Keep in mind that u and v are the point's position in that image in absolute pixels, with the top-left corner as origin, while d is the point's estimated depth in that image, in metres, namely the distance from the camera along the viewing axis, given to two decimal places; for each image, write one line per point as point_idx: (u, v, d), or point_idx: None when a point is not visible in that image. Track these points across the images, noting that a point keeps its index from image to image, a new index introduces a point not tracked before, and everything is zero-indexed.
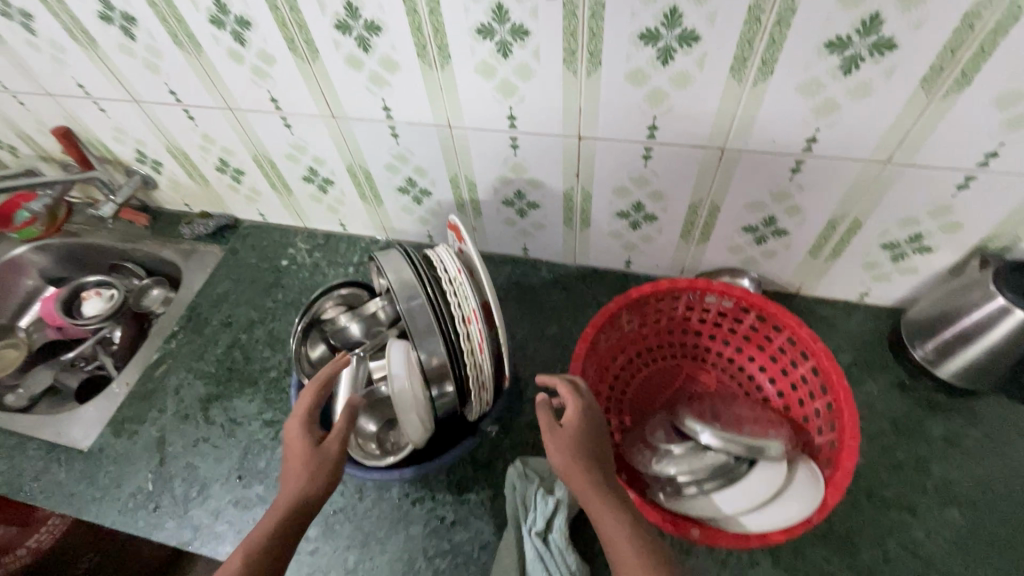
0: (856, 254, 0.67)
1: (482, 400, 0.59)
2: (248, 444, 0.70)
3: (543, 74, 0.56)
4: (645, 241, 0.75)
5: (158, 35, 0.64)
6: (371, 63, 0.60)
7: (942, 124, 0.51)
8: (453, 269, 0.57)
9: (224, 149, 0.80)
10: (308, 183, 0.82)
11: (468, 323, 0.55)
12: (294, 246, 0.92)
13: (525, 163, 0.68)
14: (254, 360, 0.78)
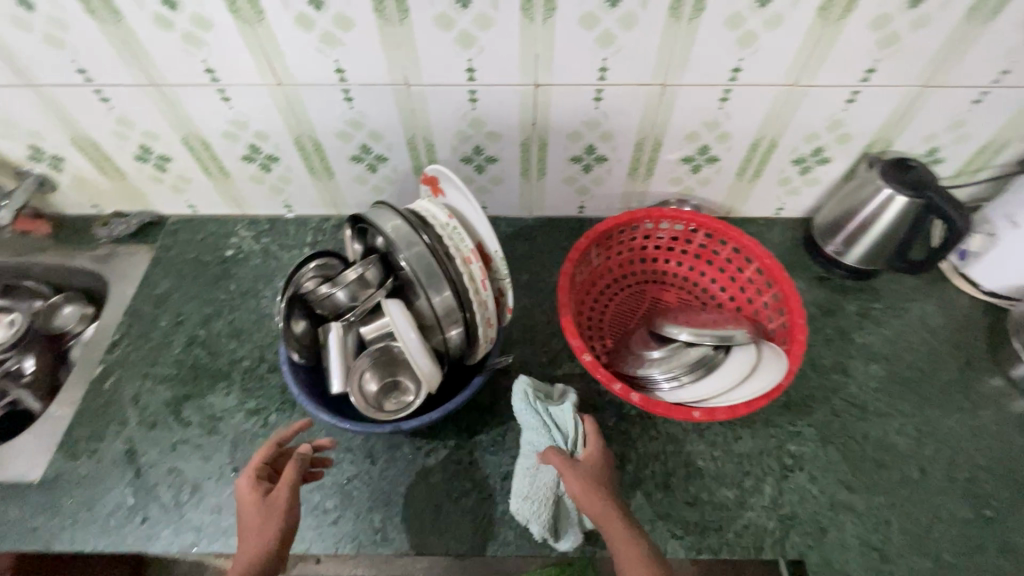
0: (773, 172, 0.78)
1: (487, 338, 0.63)
2: (236, 436, 0.67)
3: (501, 22, 0.60)
4: (596, 184, 0.81)
5: (66, 4, 0.58)
6: (323, 22, 0.60)
7: (834, 46, 0.62)
8: (443, 216, 0.62)
9: (147, 133, 0.73)
10: (248, 163, 0.78)
11: (467, 261, 0.60)
12: (237, 234, 0.87)
13: (483, 117, 0.71)
14: (220, 354, 0.74)
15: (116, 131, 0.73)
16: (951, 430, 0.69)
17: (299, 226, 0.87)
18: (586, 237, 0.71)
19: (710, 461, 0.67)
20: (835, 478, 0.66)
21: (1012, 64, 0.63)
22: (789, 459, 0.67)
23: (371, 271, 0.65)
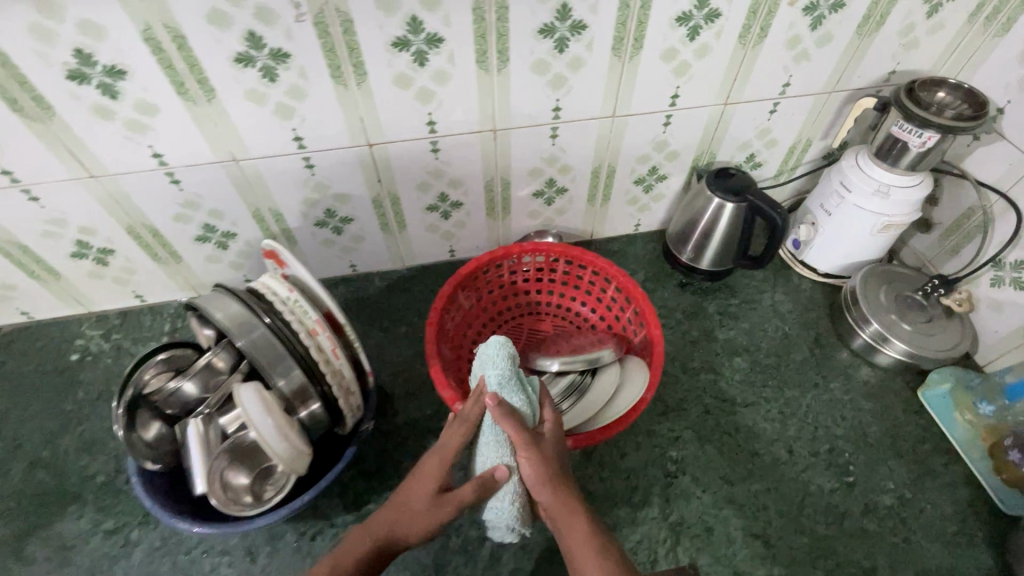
0: (574, 196, 0.97)
1: (351, 404, 0.73)
2: (92, 561, 0.76)
3: (314, 91, 0.72)
4: (458, 227, 0.98)
5: None
6: (124, 110, 0.69)
7: (523, 93, 0.78)
8: (285, 290, 0.71)
9: (83, 229, 0.82)
10: (80, 259, 0.87)
11: (315, 334, 0.69)
12: (82, 335, 0.97)
13: (325, 181, 0.84)
14: (70, 472, 0.83)
15: (46, 231, 0.81)
16: (808, 406, 0.92)
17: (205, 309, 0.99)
18: (448, 284, 0.81)
19: (609, 480, 0.83)
20: (716, 475, 0.83)
21: (735, 84, 0.85)
22: (671, 465, 0.84)
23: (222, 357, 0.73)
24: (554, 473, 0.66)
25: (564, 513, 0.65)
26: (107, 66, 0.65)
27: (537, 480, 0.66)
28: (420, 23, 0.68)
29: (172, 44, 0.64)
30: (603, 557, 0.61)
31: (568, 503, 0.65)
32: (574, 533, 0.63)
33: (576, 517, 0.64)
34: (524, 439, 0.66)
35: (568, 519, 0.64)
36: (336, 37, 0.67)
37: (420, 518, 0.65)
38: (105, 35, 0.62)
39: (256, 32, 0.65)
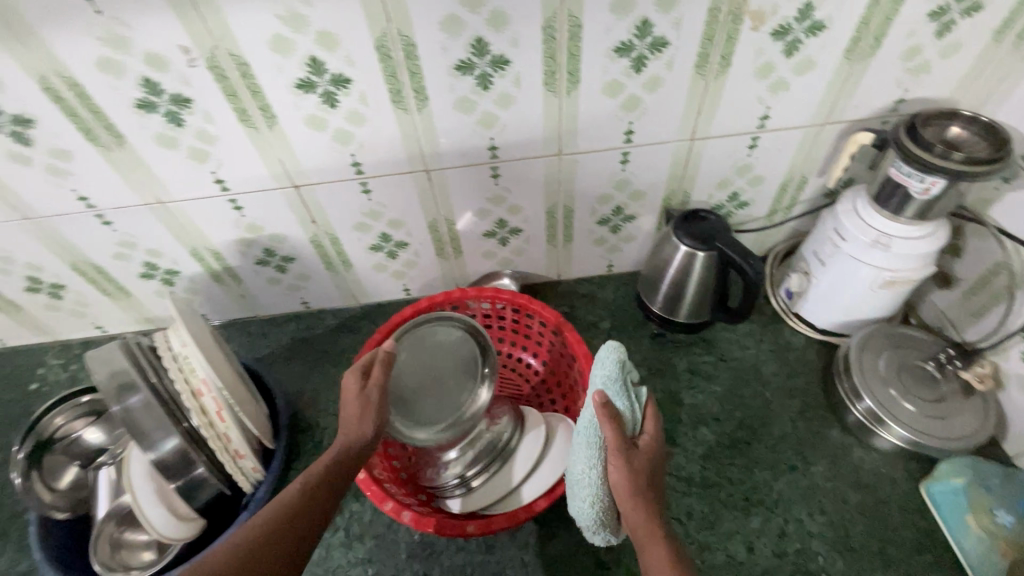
0: (808, 202, 0.74)
1: (245, 467, 0.56)
2: None
3: (523, 99, 0.57)
4: (627, 241, 0.78)
5: (66, 136, 0.55)
6: (336, 119, 0.57)
7: (863, 84, 0.60)
8: (175, 343, 0.54)
9: (31, 266, 0.70)
10: (148, 280, 0.74)
11: (200, 396, 0.52)
12: (44, 364, 0.82)
13: (505, 192, 0.68)
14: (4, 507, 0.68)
15: (117, 253, 0.70)
16: None
17: (313, 321, 0.83)
18: None
19: (761, 544, 0.59)
20: None
21: None
22: None
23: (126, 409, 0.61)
24: (649, 495, 0.45)
25: (643, 511, 0.44)
26: (334, 74, 0.53)
27: (630, 484, 0.45)
28: (650, 26, 0.52)
29: (401, 53, 0.52)
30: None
31: (659, 510, 0.44)
32: (652, 552, 0.42)
33: (662, 520, 0.44)
34: (625, 447, 0.46)
35: (643, 519, 0.43)
36: (561, 43, 0.53)
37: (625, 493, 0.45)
38: (168, 65, 0.50)
39: (484, 38, 0.52)
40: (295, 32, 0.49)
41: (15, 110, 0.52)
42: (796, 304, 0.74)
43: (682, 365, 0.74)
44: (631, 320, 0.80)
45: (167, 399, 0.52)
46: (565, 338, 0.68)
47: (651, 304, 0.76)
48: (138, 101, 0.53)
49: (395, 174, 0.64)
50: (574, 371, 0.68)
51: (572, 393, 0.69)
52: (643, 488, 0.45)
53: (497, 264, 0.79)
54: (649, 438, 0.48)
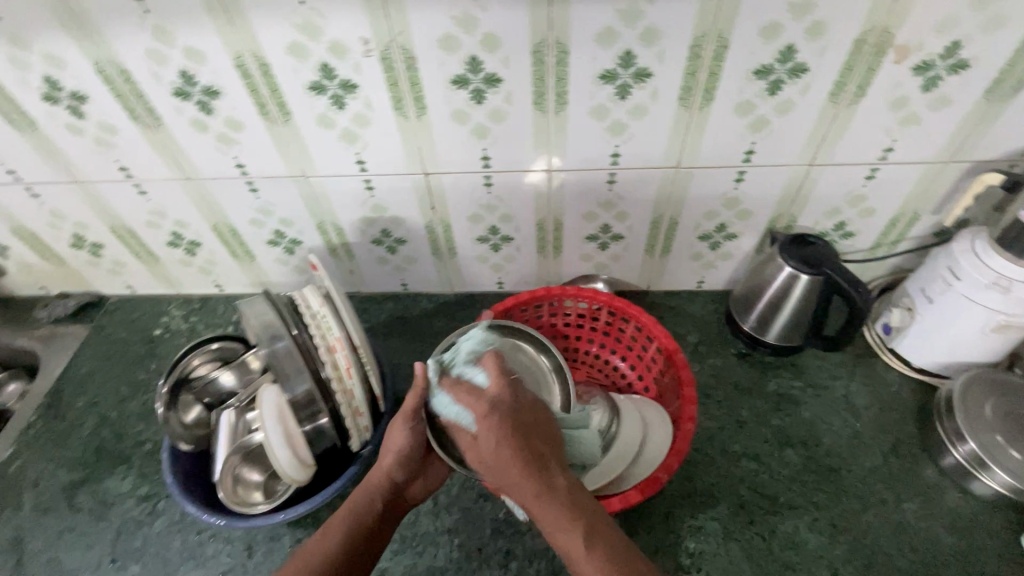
0: (916, 239, 0.74)
1: (360, 426, 0.60)
2: (122, 524, 0.66)
3: (656, 112, 0.60)
4: (724, 259, 0.79)
5: (243, 108, 0.62)
6: (478, 115, 0.62)
7: (997, 126, 0.60)
8: (316, 303, 0.59)
9: (178, 222, 0.78)
10: (273, 247, 0.81)
11: (333, 351, 0.57)
12: (168, 313, 0.90)
13: (616, 198, 0.71)
14: (126, 436, 0.74)
15: (254, 219, 0.77)
16: None
17: (410, 303, 0.88)
18: None
19: (846, 570, 0.59)
20: None
21: None
22: None
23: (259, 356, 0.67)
24: (538, 487, 0.46)
25: (524, 477, 0.47)
26: (488, 73, 0.57)
27: (494, 453, 0.48)
28: (793, 52, 0.54)
29: (553, 59, 0.56)
30: (597, 535, 0.45)
31: (536, 462, 0.47)
32: (543, 514, 0.46)
33: (540, 475, 0.47)
34: (483, 408, 0.50)
35: (529, 488, 0.46)
36: (704, 62, 0.56)
37: (523, 495, 0.47)
38: (347, 53, 0.56)
39: (633, 51, 0.55)
40: (463, 32, 0.54)
41: (208, 81, 0.59)
42: (892, 339, 0.74)
43: (770, 386, 0.74)
44: (718, 336, 0.81)
45: (308, 350, 0.58)
46: (661, 343, 0.69)
47: (742, 321, 0.77)
48: (312, 84, 0.59)
49: (518, 171, 0.68)
50: (668, 376, 0.69)
51: (662, 399, 0.70)
52: (509, 452, 0.48)
53: (592, 267, 0.82)
54: (484, 399, 0.51)
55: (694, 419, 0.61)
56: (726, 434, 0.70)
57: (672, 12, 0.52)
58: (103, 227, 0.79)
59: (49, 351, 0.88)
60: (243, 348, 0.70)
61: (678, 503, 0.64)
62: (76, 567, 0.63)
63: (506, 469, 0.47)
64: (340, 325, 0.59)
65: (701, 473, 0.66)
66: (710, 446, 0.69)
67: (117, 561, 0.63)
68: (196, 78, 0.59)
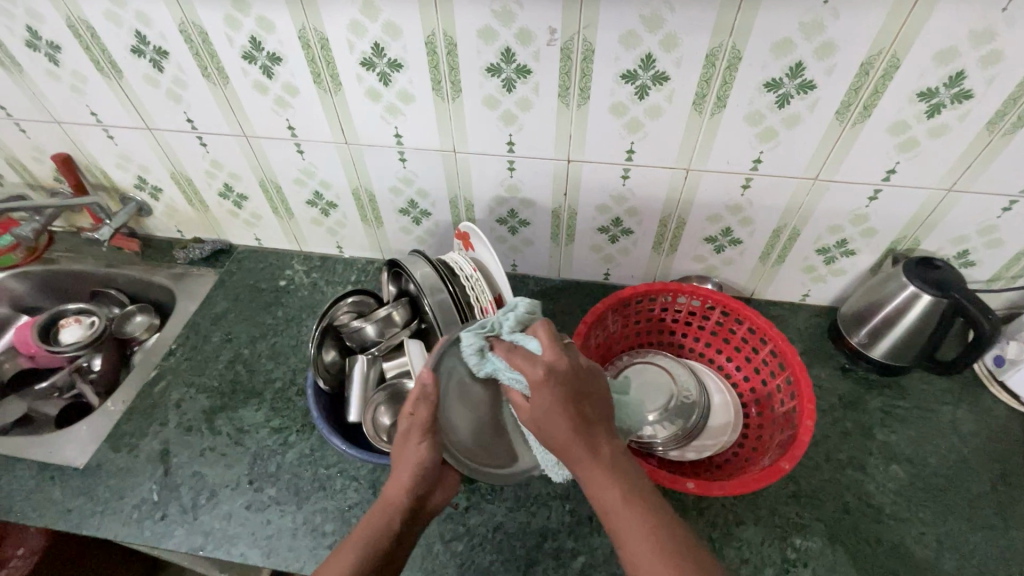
0: None
1: None
2: (257, 450, 0.72)
3: (810, 123, 0.63)
4: (836, 275, 0.81)
5: (419, 83, 0.67)
6: (636, 110, 0.66)
7: None
8: (468, 267, 0.67)
9: (322, 182, 0.84)
10: (403, 215, 0.87)
11: (486, 311, 0.65)
12: (291, 267, 0.96)
13: (745, 203, 0.74)
14: (258, 373, 0.81)
15: (394, 187, 0.82)
16: None
17: (517, 284, 0.93)
18: None
19: None
20: None
21: None
22: None
23: (399, 312, 0.71)
24: (591, 453, 0.47)
25: (573, 443, 0.47)
26: (658, 71, 0.61)
27: (546, 419, 0.48)
28: (962, 78, 0.56)
29: (725, 63, 0.59)
30: (639, 503, 0.46)
31: (588, 430, 0.48)
32: (591, 483, 0.47)
33: (587, 440, 0.47)
34: (538, 378, 0.48)
35: (580, 452, 0.47)
36: (870, 79, 0.58)
37: (580, 456, 0.47)
38: (531, 40, 0.61)
39: (804, 63, 0.58)
40: (646, 30, 0.58)
41: (396, 55, 0.65)
42: (1004, 372, 0.74)
43: (875, 403, 0.75)
44: (820, 349, 0.82)
45: (463, 306, 0.65)
46: (777, 345, 0.71)
47: (850, 336, 0.79)
48: (490, 66, 0.64)
49: (658, 167, 0.71)
50: (782, 378, 0.70)
51: (772, 399, 0.72)
52: (562, 420, 0.47)
53: (702, 268, 0.85)
54: (537, 365, 0.48)
55: (814, 417, 0.63)
56: (830, 442, 0.72)
57: (854, 28, 0.54)
58: (253, 179, 0.86)
59: (181, 289, 0.96)
60: (375, 304, 0.76)
61: (784, 501, 0.66)
62: (218, 483, 0.69)
63: (561, 432, 0.47)
64: (491, 289, 0.66)
65: (807, 475, 0.68)
66: (814, 452, 0.71)
67: (255, 482, 0.69)
68: (385, 51, 0.65)
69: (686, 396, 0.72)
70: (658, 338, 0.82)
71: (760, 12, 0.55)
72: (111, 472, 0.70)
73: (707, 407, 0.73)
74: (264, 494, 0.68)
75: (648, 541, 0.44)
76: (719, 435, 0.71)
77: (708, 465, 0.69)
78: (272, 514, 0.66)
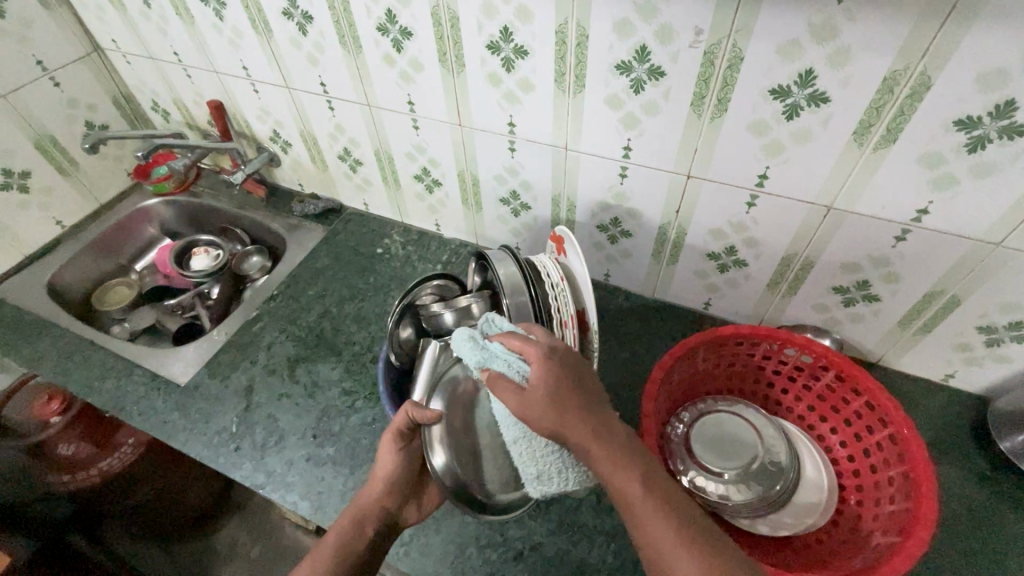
0: None
1: None
2: (326, 407, 0.75)
3: (1009, 174, 0.50)
4: (997, 362, 0.66)
5: (542, 72, 0.64)
6: (780, 132, 0.57)
7: None
8: (556, 274, 0.66)
9: (431, 160, 0.84)
10: (502, 205, 0.85)
11: (564, 326, 0.63)
12: (389, 237, 0.99)
13: (895, 257, 0.62)
14: (341, 332, 0.85)
15: (499, 175, 0.80)
16: None
17: (608, 295, 0.88)
18: None
19: None
20: None
21: None
22: None
23: (478, 304, 0.68)
24: (568, 413, 0.47)
25: (580, 417, 0.47)
26: (817, 90, 0.52)
27: (547, 386, 0.48)
28: None
29: (905, 91, 0.49)
30: (657, 489, 0.44)
31: (586, 400, 0.48)
32: (598, 449, 0.46)
33: (596, 417, 0.47)
34: (531, 348, 0.50)
35: (585, 427, 0.46)
36: None
37: (573, 431, 0.47)
38: (672, 39, 0.55)
39: (1018, 102, 0.46)
40: (812, 41, 0.49)
41: (523, 41, 0.62)
42: None
43: (1015, 528, 0.61)
44: (954, 445, 0.69)
45: (543, 310, 0.63)
46: (898, 431, 0.59)
47: (998, 439, 0.66)
48: (621, 63, 0.59)
49: (795, 199, 0.62)
50: (897, 471, 0.59)
51: (879, 490, 0.61)
52: (562, 384, 0.48)
53: (822, 319, 0.74)
54: (534, 343, 0.50)
55: (931, 529, 0.51)
56: (945, 560, 0.60)
57: None
58: (369, 148, 0.89)
59: (292, 239, 1.03)
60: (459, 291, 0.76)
61: None
62: (288, 429, 0.74)
63: (548, 390, 0.48)
64: (574, 302, 0.64)
65: None
66: (919, 565, 0.60)
67: (318, 437, 0.72)
68: (514, 36, 0.62)
69: (773, 461, 0.63)
70: (753, 387, 0.74)
71: (973, 31, 0.44)
72: (203, 396, 0.78)
73: (795, 476, 0.64)
74: (323, 452, 0.71)
75: (667, 521, 0.42)
76: (802, 514, 0.62)
77: (780, 546, 0.61)
78: (326, 473, 0.69)
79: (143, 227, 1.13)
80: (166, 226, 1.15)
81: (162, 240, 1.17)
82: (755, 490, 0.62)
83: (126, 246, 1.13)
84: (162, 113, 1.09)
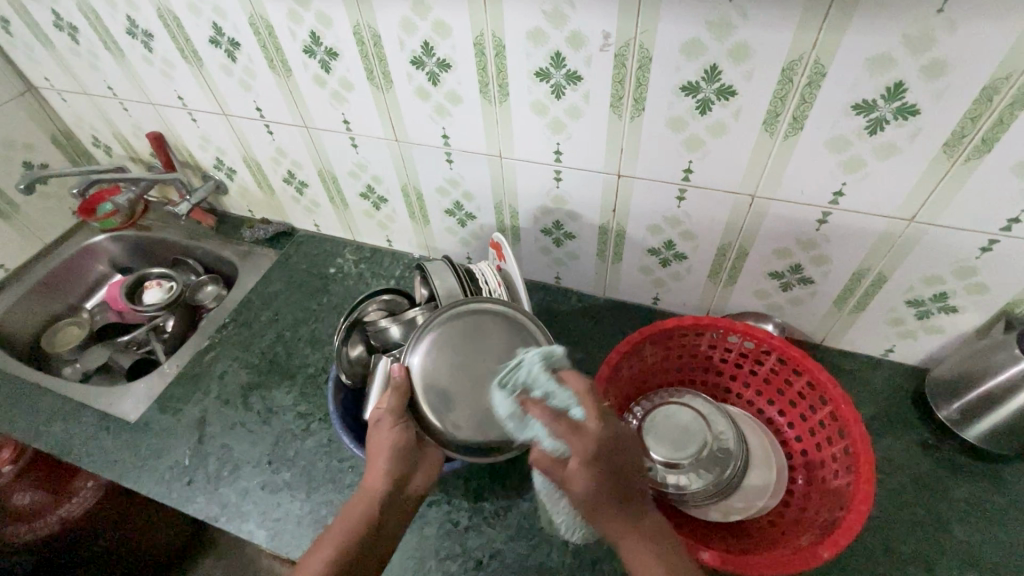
0: None
1: None
2: (281, 432, 0.75)
3: (910, 153, 0.53)
4: (930, 333, 0.68)
5: (467, 83, 0.65)
6: (697, 126, 0.59)
7: None
8: (494, 281, 0.69)
9: (374, 176, 0.85)
10: (449, 216, 0.85)
11: None
12: (342, 256, 0.99)
13: (821, 239, 0.64)
14: (295, 356, 0.84)
15: (441, 187, 0.81)
16: None
17: (560, 298, 0.89)
18: None
19: None
20: None
21: None
22: None
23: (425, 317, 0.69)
24: (609, 498, 0.50)
25: (622, 512, 0.50)
26: (724, 84, 0.54)
27: (589, 488, 0.50)
28: None
29: (803, 79, 0.51)
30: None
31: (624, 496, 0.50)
32: (637, 547, 0.49)
33: (631, 513, 0.50)
34: (571, 431, 0.50)
35: (620, 527, 0.50)
36: (995, 106, 0.47)
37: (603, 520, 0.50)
38: (584, 44, 0.56)
39: (907, 83, 0.48)
40: (712, 38, 0.51)
41: (445, 54, 0.63)
42: None
43: (959, 492, 0.63)
44: (898, 417, 0.71)
45: None
46: (837, 408, 0.61)
47: (939, 410, 0.68)
48: (540, 69, 0.60)
49: (720, 191, 0.64)
50: (839, 447, 0.61)
51: (825, 468, 0.62)
52: (607, 478, 0.50)
53: (764, 305, 0.76)
54: (587, 434, 0.50)
55: (870, 502, 0.53)
56: (893, 530, 0.61)
57: (971, 45, 0.44)
58: (313, 169, 0.89)
59: (245, 265, 1.02)
60: (408, 305, 0.76)
61: None
62: (242, 457, 0.72)
63: (603, 488, 0.50)
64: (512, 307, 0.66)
65: (853, 564, 0.59)
66: (868, 536, 0.61)
67: (273, 463, 0.71)
68: (436, 50, 0.63)
69: (722, 447, 0.64)
70: (701, 376, 0.75)
71: (854, 22, 0.46)
72: (155, 431, 0.77)
73: (744, 459, 0.65)
74: (279, 477, 0.70)
75: None
76: (751, 497, 0.63)
77: (733, 530, 0.62)
78: (282, 499, 0.68)
79: (92, 264, 1.11)
80: (115, 261, 1.13)
81: (113, 276, 1.15)
82: (707, 479, 0.62)
83: (74, 286, 1.10)
84: (103, 148, 1.07)
